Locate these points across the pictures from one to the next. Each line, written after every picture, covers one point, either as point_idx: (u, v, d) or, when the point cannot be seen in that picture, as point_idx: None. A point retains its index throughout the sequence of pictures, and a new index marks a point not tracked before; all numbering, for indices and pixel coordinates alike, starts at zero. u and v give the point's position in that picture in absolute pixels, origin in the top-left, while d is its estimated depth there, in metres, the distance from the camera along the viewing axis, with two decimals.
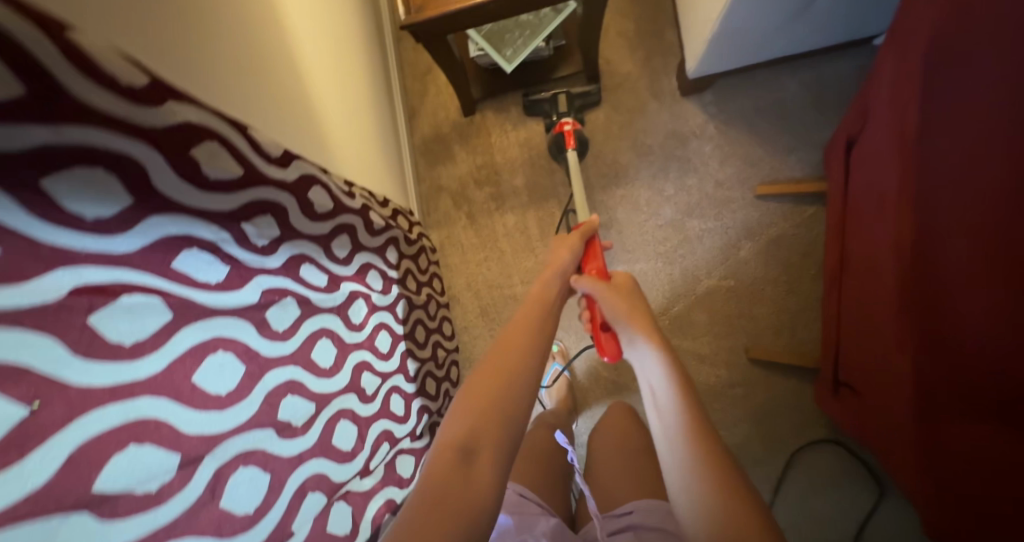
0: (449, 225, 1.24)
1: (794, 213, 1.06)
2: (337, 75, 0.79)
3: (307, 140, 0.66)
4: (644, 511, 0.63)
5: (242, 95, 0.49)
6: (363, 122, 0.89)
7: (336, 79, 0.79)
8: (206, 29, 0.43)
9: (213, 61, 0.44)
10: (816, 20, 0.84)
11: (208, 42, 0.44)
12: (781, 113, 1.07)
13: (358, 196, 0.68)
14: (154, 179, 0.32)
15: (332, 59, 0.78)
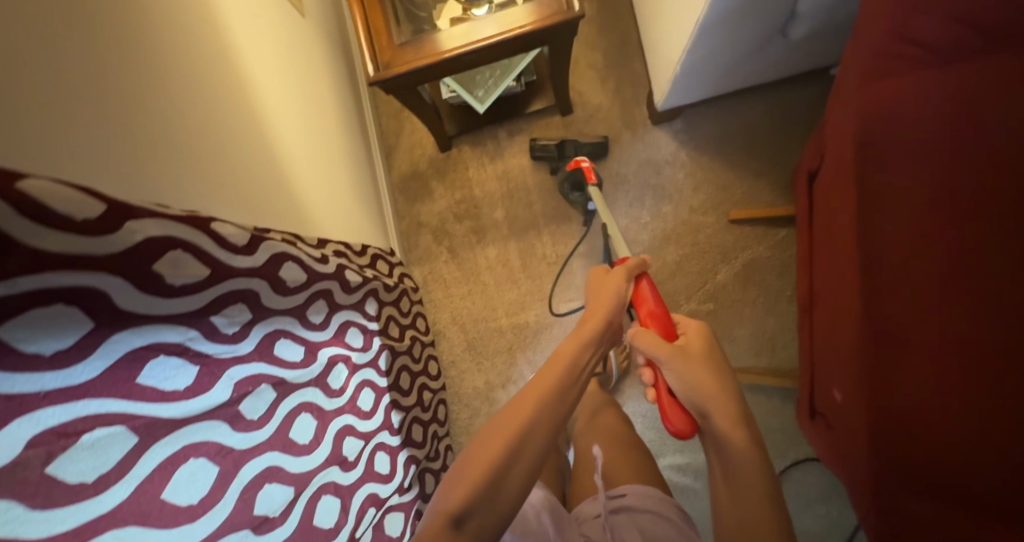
0: (431, 261, 1.24)
1: (767, 236, 1.08)
2: (293, 135, 0.80)
3: (268, 209, 0.68)
4: (638, 494, 0.74)
5: (183, 190, 0.50)
6: (330, 174, 0.91)
7: (298, 137, 0.81)
8: (140, 136, 0.45)
9: (149, 164, 0.45)
10: (774, 57, 0.88)
11: (145, 145, 0.45)
12: (749, 139, 1.09)
13: (333, 258, 0.69)
14: (114, 302, 0.32)
15: (288, 120, 0.79)
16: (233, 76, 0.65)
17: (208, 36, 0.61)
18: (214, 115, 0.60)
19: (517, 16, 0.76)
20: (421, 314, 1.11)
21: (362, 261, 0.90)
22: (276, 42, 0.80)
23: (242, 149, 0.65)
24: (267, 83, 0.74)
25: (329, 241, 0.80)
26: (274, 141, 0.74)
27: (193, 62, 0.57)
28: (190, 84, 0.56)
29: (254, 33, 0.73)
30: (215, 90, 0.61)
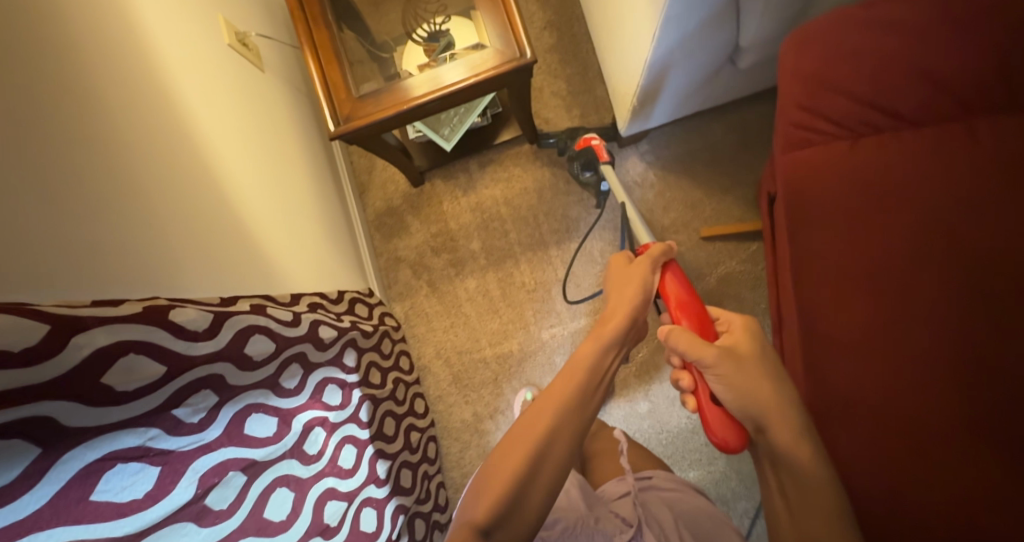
0: (411, 296, 1.24)
1: (738, 250, 1.10)
2: (256, 194, 0.80)
3: (233, 272, 0.68)
4: (662, 476, 0.81)
5: (132, 275, 0.50)
6: (300, 225, 0.91)
7: (259, 192, 0.81)
8: (74, 232, 0.44)
9: (88, 257, 0.45)
10: (726, 82, 0.90)
11: (79, 238, 0.45)
12: (714, 156, 1.12)
13: (306, 317, 0.69)
14: (65, 424, 0.32)
15: (248, 180, 0.79)
16: (182, 149, 0.65)
17: (152, 114, 0.61)
18: (164, 192, 0.59)
19: (476, 63, 0.78)
20: (404, 352, 1.11)
21: (338, 309, 0.90)
22: (231, 105, 0.80)
23: (201, 220, 0.65)
24: (224, 148, 0.75)
25: (302, 294, 0.80)
26: (237, 205, 0.74)
27: (138, 143, 0.57)
28: (136, 166, 0.56)
29: (205, 101, 0.73)
30: (164, 167, 0.61)
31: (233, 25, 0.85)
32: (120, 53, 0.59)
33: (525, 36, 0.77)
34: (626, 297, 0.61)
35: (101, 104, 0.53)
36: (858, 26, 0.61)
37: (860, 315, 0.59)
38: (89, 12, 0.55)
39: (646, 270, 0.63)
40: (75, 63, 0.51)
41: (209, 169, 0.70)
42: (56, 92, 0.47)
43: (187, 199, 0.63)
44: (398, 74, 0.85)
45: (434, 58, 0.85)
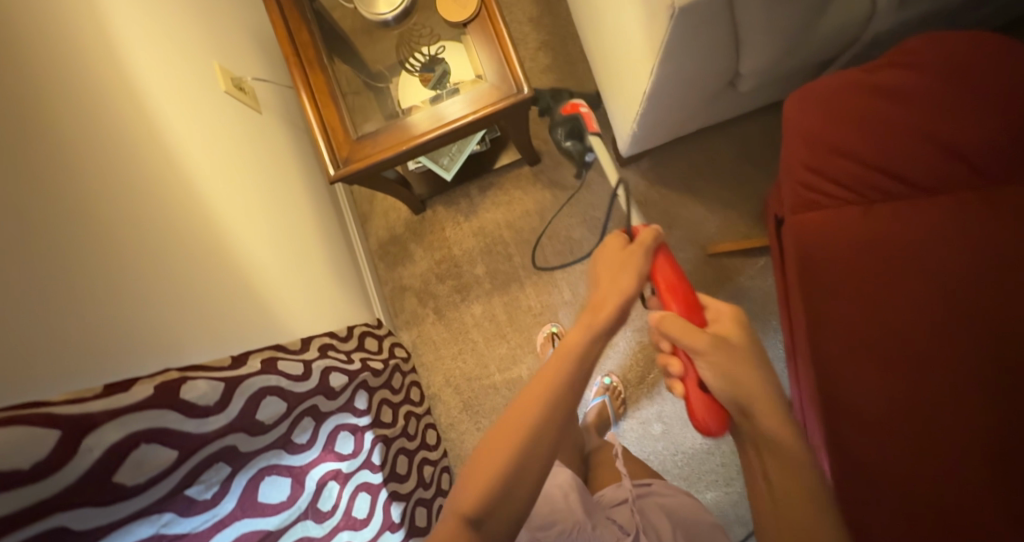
0: (418, 324, 1.24)
1: (746, 266, 1.09)
2: (261, 241, 0.80)
3: (246, 326, 0.68)
4: (661, 485, 0.78)
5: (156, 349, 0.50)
6: (303, 265, 0.91)
7: (264, 239, 0.81)
8: (93, 317, 0.45)
9: (110, 340, 0.45)
10: (726, 103, 0.89)
11: (97, 321, 0.45)
12: (718, 172, 1.11)
13: (315, 368, 0.68)
14: (76, 529, 0.34)
15: (253, 229, 0.79)
16: (184, 208, 0.65)
17: (151, 177, 0.61)
18: (172, 255, 0.59)
19: (475, 100, 0.77)
20: (414, 383, 1.11)
21: (348, 346, 0.89)
22: (231, 153, 0.80)
23: (209, 277, 0.65)
24: (226, 201, 0.75)
25: (313, 338, 0.79)
26: (243, 256, 0.74)
27: (140, 208, 0.57)
28: (139, 232, 0.55)
29: (204, 155, 0.73)
30: (169, 229, 0.61)
31: (228, 72, 0.85)
32: (116, 119, 0.58)
33: (523, 71, 0.76)
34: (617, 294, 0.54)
35: (99, 175, 0.53)
36: (863, 90, 0.61)
37: (881, 382, 0.56)
38: (84, 83, 0.55)
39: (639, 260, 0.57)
40: (71, 138, 0.50)
41: (212, 225, 0.69)
42: (54, 171, 0.47)
43: (196, 260, 0.63)
44: (397, 111, 0.85)
45: (434, 90, 0.85)
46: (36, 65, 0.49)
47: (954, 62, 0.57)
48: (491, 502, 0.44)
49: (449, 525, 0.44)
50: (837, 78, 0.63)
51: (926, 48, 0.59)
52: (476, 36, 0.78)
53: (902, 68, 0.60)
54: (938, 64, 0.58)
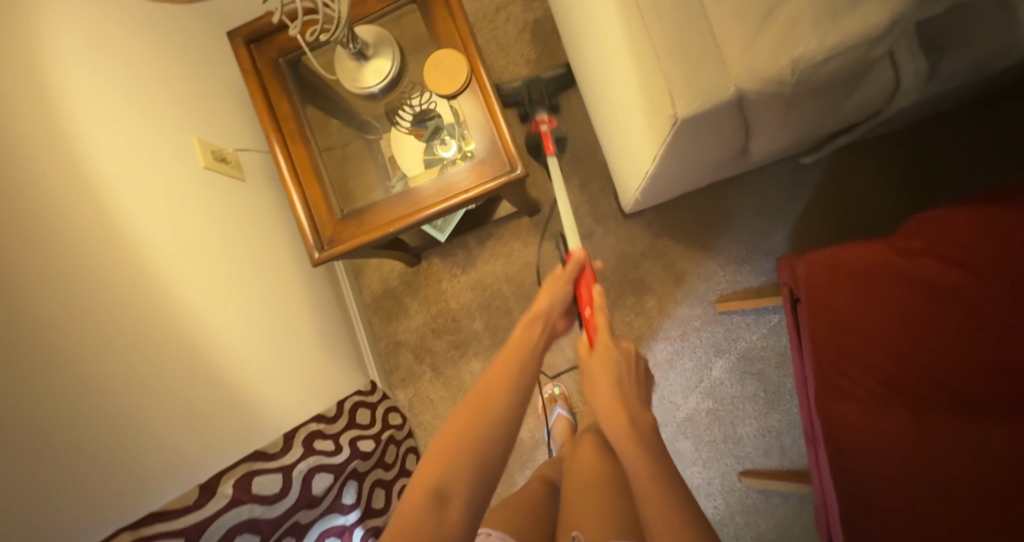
0: (415, 381, 1.20)
1: (758, 324, 1.03)
2: (236, 328, 0.76)
3: (196, 426, 0.64)
4: None
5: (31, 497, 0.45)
6: (288, 341, 0.87)
7: (245, 326, 0.77)
8: None
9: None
10: (735, 166, 0.83)
11: None
12: (727, 224, 1.05)
13: (295, 484, 0.70)
14: None
15: (229, 315, 0.75)
16: (141, 314, 0.61)
17: (104, 289, 0.58)
18: (116, 379, 0.56)
19: (463, 177, 0.72)
20: (410, 449, 1.08)
21: (337, 428, 0.85)
22: (208, 234, 0.77)
23: (160, 391, 0.61)
24: (200, 291, 0.71)
25: (299, 430, 0.76)
26: (213, 352, 0.70)
27: (83, 333, 0.54)
28: (74, 363, 0.52)
29: (175, 245, 0.70)
30: (118, 345, 0.57)
31: (209, 145, 0.82)
32: (67, 230, 0.55)
33: (517, 150, 0.71)
34: (541, 314, 0.68)
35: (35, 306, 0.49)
36: (894, 279, 0.57)
37: None
38: (27, 200, 0.51)
39: (561, 280, 0.71)
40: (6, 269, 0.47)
41: (173, 326, 0.65)
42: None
43: (139, 373, 0.59)
44: (387, 179, 0.80)
45: (426, 145, 0.81)
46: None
47: (998, 250, 0.51)
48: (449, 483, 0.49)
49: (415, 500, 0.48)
50: (864, 256, 0.60)
51: (962, 230, 0.54)
52: (467, 111, 0.73)
53: (939, 257, 0.55)
54: (978, 253, 0.52)
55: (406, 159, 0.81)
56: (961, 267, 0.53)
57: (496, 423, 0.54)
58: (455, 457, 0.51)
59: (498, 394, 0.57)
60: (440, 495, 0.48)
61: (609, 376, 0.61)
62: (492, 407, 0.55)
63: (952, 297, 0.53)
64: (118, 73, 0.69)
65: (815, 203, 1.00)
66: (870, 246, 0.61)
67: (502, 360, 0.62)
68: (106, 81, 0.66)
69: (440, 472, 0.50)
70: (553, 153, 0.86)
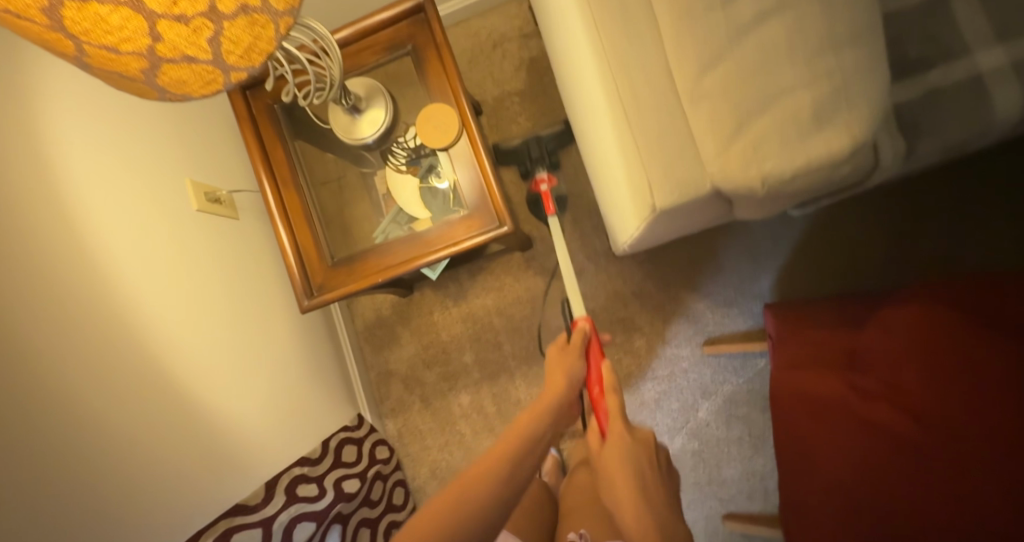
0: (404, 411, 1.20)
1: (745, 367, 1.04)
2: (227, 372, 0.76)
3: (170, 472, 0.64)
4: None
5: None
6: (278, 379, 0.87)
7: (233, 367, 0.77)
8: None
9: None
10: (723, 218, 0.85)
11: None
12: (717, 267, 1.06)
13: (275, 529, 0.75)
14: None
15: (220, 361, 0.75)
16: (133, 364, 0.62)
17: (97, 341, 0.58)
18: (97, 433, 0.56)
19: (451, 229, 0.73)
20: (398, 483, 1.08)
21: (323, 468, 0.87)
22: (202, 274, 0.78)
23: (148, 441, 0.61)
24: (193, 338, 0.72)
25: (283, 475, 0.80)
26: (200, 399, 0.70)
27: (69, 389, 0.54)
28: (62, 421, 0.52)
29: (171, 291, 0.70)
30: (106, 398, 0.58)
31: (202, 186, 0.83)
32: (58, 286, 0.56)
33: (506, 205, 0.71)
34: (553, 395, 0.64)
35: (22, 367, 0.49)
36: (852, 423, 0.54)
37: None
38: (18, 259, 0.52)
39: (568, 358, 0.70)
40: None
41: (160, 373, 0.65)
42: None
43: (119, 425, 0.59)
44: (382, 222, 0.81)
45: (421, 183, 0.80)
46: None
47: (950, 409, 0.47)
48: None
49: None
50: (813, 379, 0.60)
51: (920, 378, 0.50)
52: (456, 164, 0.74)
53: (893, 403, 0.52)
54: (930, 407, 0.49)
55: (403, 198, 0.81)
56: (917, 421, 0.49)
57: (484, 501, 0.45)
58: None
59: (512, 451, 0.53)
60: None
61: (625, 469, 0.56)
62: (486, 485, 0.47)
63: (902, 443, 0.49)
64: (108, 120, 0.69)
65: (802, 250, 1.01)
66: (835, 381, 0.58)
67: (508, 434, 0.56)
68: (96, 131, 0.67)
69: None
70: (554, 215, 0.86)
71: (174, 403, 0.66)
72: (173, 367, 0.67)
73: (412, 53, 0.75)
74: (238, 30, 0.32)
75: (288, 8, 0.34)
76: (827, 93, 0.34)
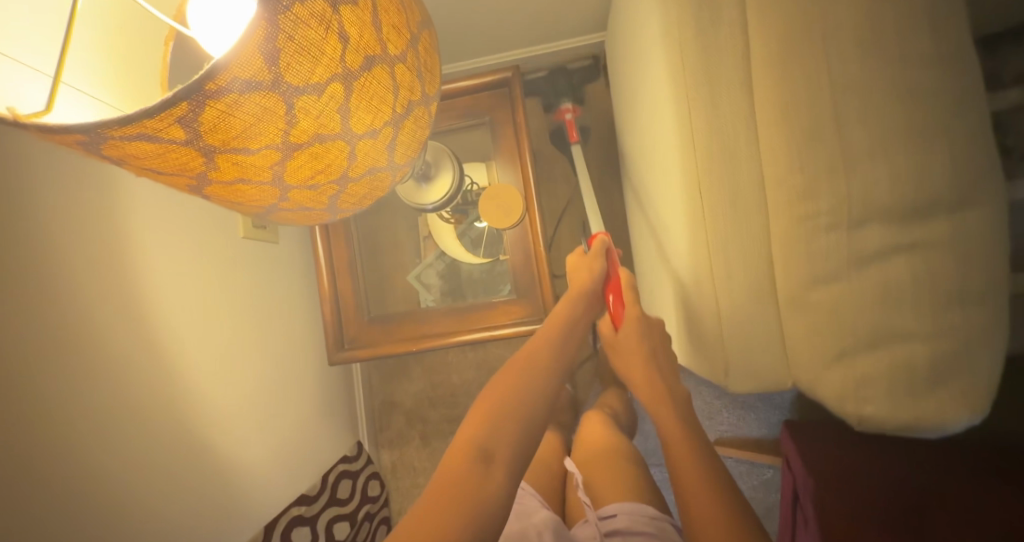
0: (402, 445, 1.19)
1: (751, 475, 1.03)
2: (257, 410, 0.75)
3: (204, 512, 0.63)
4: (628, 515, 0.59)
5: None
6: (299, 412, 0.86)
7: (264, 402, 0.76)
8: None
9: None
10: None
11: None
12: None
13: None
14: None
15: (257, 395, 0.75)
16: (193, 401, 0.61)
17: (159, 377, 0.57)
18: (150, 474, 0.55)
19: (496, 310, 0.72)
20: (382, 521, 1.08)
21: (317, 509, 0.84)
22: (255, 306, 0.77)
23: (191, 487, 0.61)
24: (240, 372, 0.71)
25: (280, 518, 0.75)
26: (233, 438, 0.68)
27: (130, 430, 0.52)
28: (119, 465, 0.51)
29: (224, 323, 0.69)
30: (167, 437, 0.57)
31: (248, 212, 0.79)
32: (136, 323, 0.54)
33: (554, 299, 0.71)
34: (575, 298, 0.61)
35: (87, 409, 0.48)
36: None
37: None
38: (105, 298, 0.51)
39: (589, 271, 0.63)
40: (61, 385, 0.46)
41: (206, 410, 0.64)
42: (27, 447, 0.42)
43: (172, 463, 0.58)
44: (421, 263, 0.79)
45: (467, 241, 0.79)
46: (39, 306, 0.44)
47: None
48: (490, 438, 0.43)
49: (458, 456, 0.41)
50: None
51: None
52: (511, 243, 0.73)
53: None
54: None
55: (453, 249, 0.79)
56: None
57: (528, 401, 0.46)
58: (500, 419, 0.44)
59: (539, 354, 0.52)
60: (485, 457, 0.41)
61: (642, 353, 0.59)
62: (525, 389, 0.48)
63: None
64: None
65: None
66: None
67: (545, 329, 0.56)
68: None
69: (483, 429, 0.43)
70: (577, 140, 0.83)
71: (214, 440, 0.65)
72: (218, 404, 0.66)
73: (490, 123, 0.74)
74: (360, 186, 0.32)
75: (405, 161, 0.35)
76: (948, 352, 0.33)
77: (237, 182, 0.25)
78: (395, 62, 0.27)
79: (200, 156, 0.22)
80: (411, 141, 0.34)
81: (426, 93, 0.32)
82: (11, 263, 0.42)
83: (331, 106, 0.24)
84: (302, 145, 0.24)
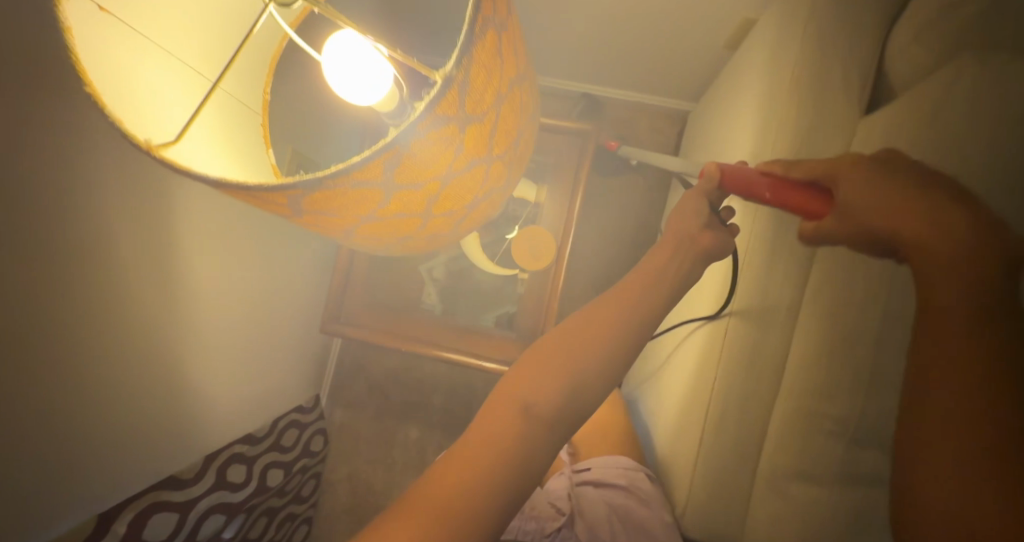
0: (356, 411, 1.21)
1: None
2: (252, 349, 0.77)
3: (174, 432, 0.65)
4: (599, 467, 0.59)
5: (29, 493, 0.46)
6: (282, 358, 0.88)
7: (259, 346, 0.78)
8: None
9: None
10: None
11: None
12: None
13: (203, 503, 0.69)
14: None
15: (253, 338, 0.76)
16: (200, 330, 0.63)
17: (179, 302, 0.58)
18: (143, 388, 0.57)
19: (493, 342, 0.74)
20: (313, 476, 1.09)
21: (258, 450, 0.84)
22: (284, 252, 0.79)
23: (165, 412, 0.61)
24: (247, 311, 0.72)
25: (222, 452, 0.75)
26: (222, 371, 0.71)
27: (140, 346, 0.54)
28: (121, 373, 0.53)
29: (252, 264, 0.71)
30: (168, 358, 0.59)
31: None
32: (176, 247, 0.56)
33: None
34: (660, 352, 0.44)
35: (111, 317, 0.50)
36: None
37: None
38: (151, 218, 0.51)
39: (700, 206, 0.44)
40: (91, 291, 0.47)
41: (208, 343, 0.65)
42: (39, 344, 0.43)
43: (165, 382, 0.60)
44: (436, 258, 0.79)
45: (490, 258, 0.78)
46: (86, 214, 0.45)
47: None
48: (540, 392, 0.33)
49: (503, 406, 0.33)
50: None
51: None
52: (531, 285, 0.74)
53: None
54: None
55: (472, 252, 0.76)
56: None
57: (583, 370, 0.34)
58: (553, 372, 0.34)
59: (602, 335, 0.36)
60: (527, 407, 0.32)
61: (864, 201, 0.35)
62: (575, 356, 0.35)
63: None
64: None
65: None
66: None
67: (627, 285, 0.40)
68: None
69: (530, 384, 0.33)
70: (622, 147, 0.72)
71: (204, 370, 0.67)
72: (219, 339, 0.67)
73: (551, 165, 0.75)
74: (417, 243, 0.34)
75: (465, 230, 0.36)
76: None
77: (311, 225, 0.27)
78: (495, 152, 0.28)
79: (287, 209, 0.24)
80: (478, 217, 0.35)
81: (511, 179, 0.34)
82: (75, 172, 0.43)
83: (421, 200, 0.25)
84: (382, 219, 0.26)
